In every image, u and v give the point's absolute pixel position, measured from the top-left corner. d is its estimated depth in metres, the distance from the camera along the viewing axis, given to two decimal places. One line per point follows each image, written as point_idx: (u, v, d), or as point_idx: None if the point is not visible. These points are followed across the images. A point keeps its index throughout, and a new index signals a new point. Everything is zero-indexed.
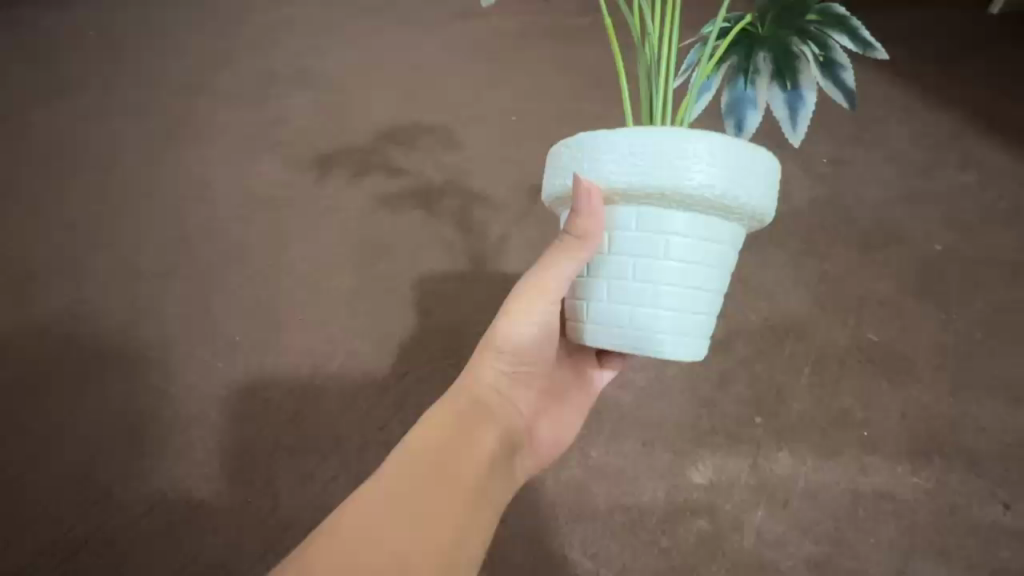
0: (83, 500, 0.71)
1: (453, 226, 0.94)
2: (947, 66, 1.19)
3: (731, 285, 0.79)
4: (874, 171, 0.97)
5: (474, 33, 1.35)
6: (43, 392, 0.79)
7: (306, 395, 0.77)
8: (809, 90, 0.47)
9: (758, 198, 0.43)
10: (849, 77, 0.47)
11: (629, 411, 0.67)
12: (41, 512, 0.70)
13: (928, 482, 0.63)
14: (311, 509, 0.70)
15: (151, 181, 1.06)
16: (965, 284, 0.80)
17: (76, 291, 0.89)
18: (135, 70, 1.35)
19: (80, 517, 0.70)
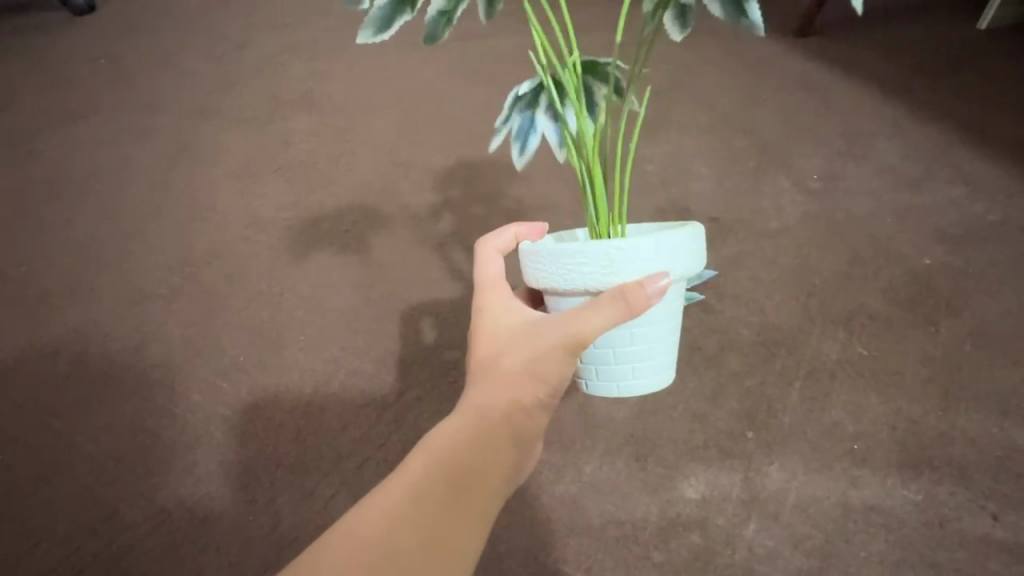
0: (89, 520, 0.71)
1: (454, 246, 0.97)
2: (934, 82, 1.21)
3: (722, 302, 0.82)
4: (864, 188, 0.99)
5: (474, 59, 1.40)
6: (54, 413, 0.81)
7: (307, 413, 0.79)
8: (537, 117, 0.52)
9: (693, 270, 0.50)
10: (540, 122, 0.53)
11: (622, 426, 0.69)
12: (46, 531, 0.70)
13: (918, 494, 0.62)
14: (305, 527, 0.70)
15: (159, 204, 1.10)
16: (954, 296, 0.81)
17: (85, 312, 0.92)
18: (143, 96, 1.40)
19: (84, 536, 0.70)
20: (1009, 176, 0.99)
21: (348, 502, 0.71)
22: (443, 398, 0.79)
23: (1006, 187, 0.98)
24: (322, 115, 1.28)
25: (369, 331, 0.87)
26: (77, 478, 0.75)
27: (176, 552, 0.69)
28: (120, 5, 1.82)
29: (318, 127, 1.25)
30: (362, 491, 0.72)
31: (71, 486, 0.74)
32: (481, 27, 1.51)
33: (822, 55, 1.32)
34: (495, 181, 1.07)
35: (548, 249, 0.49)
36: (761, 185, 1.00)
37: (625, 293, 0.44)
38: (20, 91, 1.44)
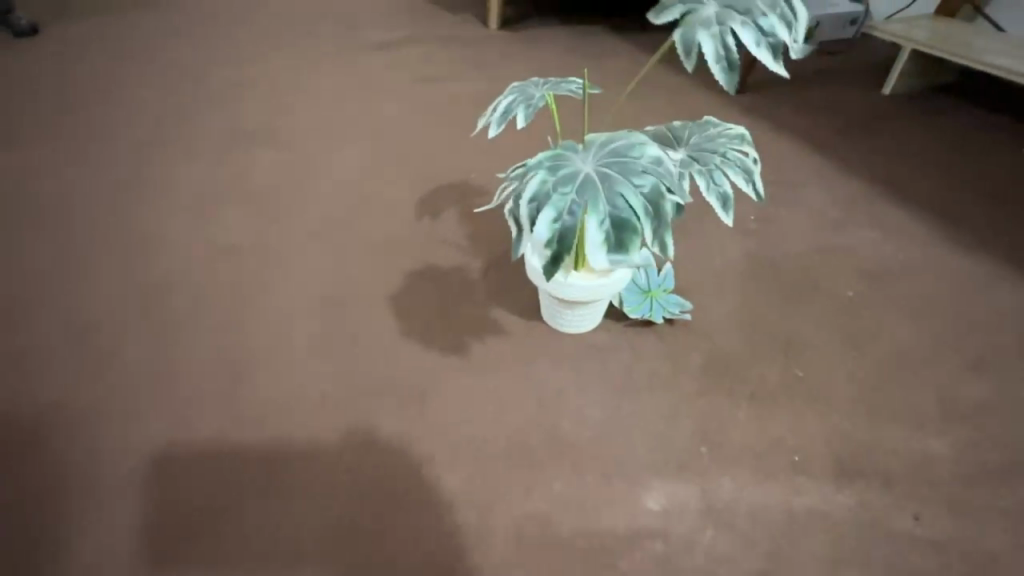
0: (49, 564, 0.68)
1: (418, 272, 0.98)
2: (846, 142, 1.39)
3: (677, 332, 0.89)
4: (795, 227, 1.10)
5: (437, 106, 1.51)
6: (10, 452, 0.76)
7: (277, 440, 0.77)
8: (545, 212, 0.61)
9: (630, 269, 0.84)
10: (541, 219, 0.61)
11: (587, 446, 0.74)
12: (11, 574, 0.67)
13: (854, 499, 0.68)
14: (275, 556, 0.68)
15: (114, 231, 1.07)
16: (874, 323, 0.91)
17: (37, 355, 0.87)
18: (88, 123, 1.37)
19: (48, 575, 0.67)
20: (911, 220, 1.14)
21: (317, 524, 0.70)
22: (404, 415, 0.78)
23: (909, 231, 1.11)
24: (282, 148, 1.32)
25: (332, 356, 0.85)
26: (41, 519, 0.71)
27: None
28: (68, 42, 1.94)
29: (281, 161, 1.28)
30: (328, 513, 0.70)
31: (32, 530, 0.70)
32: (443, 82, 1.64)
33: (752, 111, 1.49)
34: (461, 215, 1.12)
35: (565, 285, 0.79)
36: (711, 224, 1.10)
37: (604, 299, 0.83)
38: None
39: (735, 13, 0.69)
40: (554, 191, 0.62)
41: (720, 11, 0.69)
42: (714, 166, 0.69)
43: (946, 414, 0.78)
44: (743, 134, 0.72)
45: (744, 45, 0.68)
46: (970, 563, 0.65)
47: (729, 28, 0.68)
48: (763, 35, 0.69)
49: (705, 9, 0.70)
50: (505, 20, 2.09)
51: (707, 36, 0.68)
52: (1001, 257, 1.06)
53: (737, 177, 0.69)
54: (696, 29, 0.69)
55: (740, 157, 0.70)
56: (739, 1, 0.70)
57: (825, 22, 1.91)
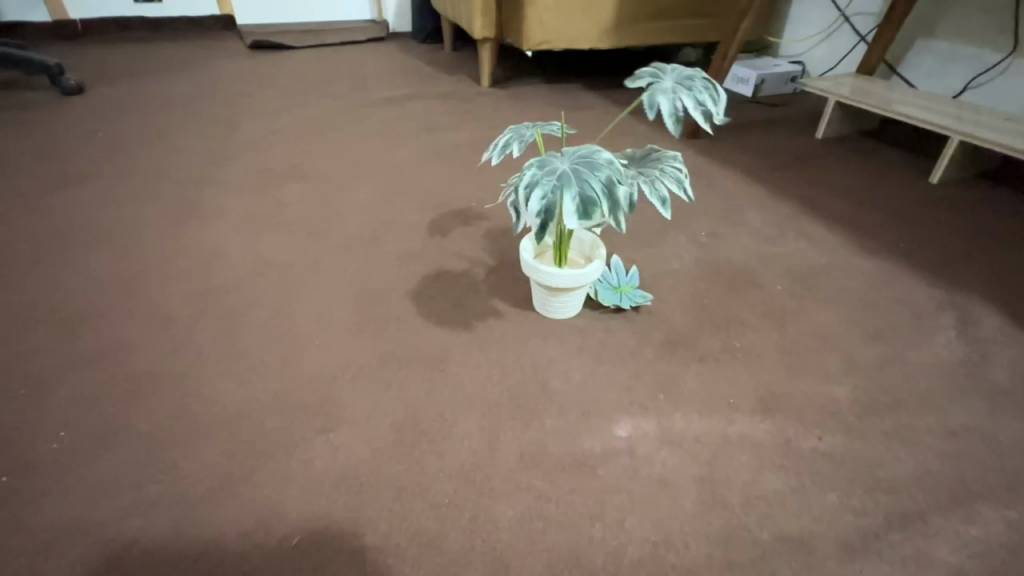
0: (131, 488, 0.78)
1: (433, 276, 1.21)
2: (783, 176, 1.67)
3: (642, 317, 1.11)
4: (737, 241, 1.35)
5: (440, 150, 1.79)
6: (95, 407, 0.89)
7: (324, 392, 0.93)
8: (531, 194, 0.76)
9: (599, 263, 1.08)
10: (529, 199, 0.76)
11: (571, 394, 0.94)
12: (98, 496, 0.77)
13: (774, 428, 0.89)
14: (328, 473, 0.81)
15: (175, 246, 1.28)
16: (797, 307, 1.14)
17: (114, 332, 1.04)
18: (144, 168, 1.62)
19: (130, 496, 0.77)
20: (831, 232, 1.39)
21: (356, 443, 0.85)
22: (425, 374, 0.98)
23: (831, 240, 1.36)
24: (311, 184, 1.57)
25: (366, 333, 1.06)
26: (124, 456, 0.82)
27: (208, 504, 0.76)
28: (109, 96, 2.18)
29: (311, 195, 1.51)
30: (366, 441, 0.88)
31: (116, 464, 0.81)
32: (445, 132, 1.91)
33: (703, 156, 1.79)
34: (466, 234, 1.36)
35: (555, 276, 1.01)
36: (669, 240, 1.35)
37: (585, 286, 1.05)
38: (52, 149, 1.72)
39: (684, 88, 0.90)
40: (541, 177, 0.76)
41: (674, 85, 0.91)
42: (656, 176, 0.90)
43: (850, 369, 1.00)
44: (676, 156, 0.95)
45: (656, 87, 0.91)
46: (867, 465, 0.84)
47: (679, 97, 0.89)
48: (700, 104, 0.90)
49: (664, 82, 0.91)
50: (496, 82, 2.42)
51: (664, 95, 0.89)
52: (905, 256, 1.30)
53: (674, 184, 0.91)
54: (657, 93, 0.90)
55: (675, 169, 0.92)
56: (688, 81, 0.92)
57: (770, 79, 2.27)
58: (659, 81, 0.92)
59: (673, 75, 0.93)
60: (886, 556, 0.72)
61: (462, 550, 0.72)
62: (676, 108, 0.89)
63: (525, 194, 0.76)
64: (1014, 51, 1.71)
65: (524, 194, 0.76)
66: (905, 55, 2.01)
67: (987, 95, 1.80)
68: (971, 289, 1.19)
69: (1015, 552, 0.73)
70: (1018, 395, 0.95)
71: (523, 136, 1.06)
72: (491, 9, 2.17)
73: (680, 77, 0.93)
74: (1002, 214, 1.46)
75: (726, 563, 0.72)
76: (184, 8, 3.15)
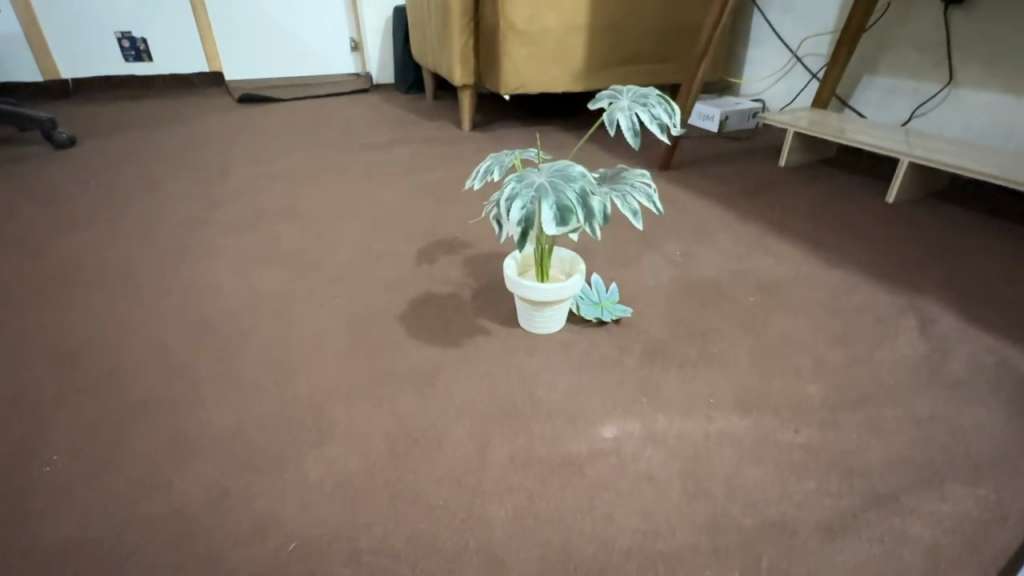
0: (128, 505, 0.79)
1: (421, 300, 1.26)
2: (750, 201, 1.77)
3: (623, 329, 1.16)
4: (709, 259, 1.42)
5: (425, 188, 1.87)
6: (92, 433, 0.91)
7: (317, 408, 0.96)
8: (513, 205, 0.83)
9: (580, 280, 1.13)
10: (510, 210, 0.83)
11: (558, 401, 0.97)
12: (96, 513, 0.78)
13: (752, 424, 0.93)
14: (323, 482, 0.83)
15: (169, 282, 1.32)
16: (769, 315, 1.21)
17: (110, 362, 1.06)
18: (138, 213, 1.67)
19: (128, 512, 0.78)
20: (797, 248, 1.48)
21: (349, 455, 0.87)
22: (415, 388, 1.00)
23: (797, 255, 1.44)
24: (301, 221, 1.63)
25: (358, 355, 1.09)
26: (121, 476, 0.84)
27: (206, 516, 0.78)
28: (102, 149, 2.25)
29: (301, 230, 1.57)
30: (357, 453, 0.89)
31: (113, 483, 0.82)
32: (429, 171, 2.00)
33: (675, 185, 1.90)
34: (452, 261, 1.42)
35: (535, 286, 1.06)
36: (645, 261, 1.42)
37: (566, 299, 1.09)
38: (46, 197, 1.77)
39: (639, 104, 1.02)
40: (521, 190, 0.84)
41: (630, 103, 1.02)
42: (626, 191, 0.98)
43: (821, 368, 1.05)
44: (646, 177, 1.03)
45: (616, 105, 1.02)
46: (842, 453, 0.88)
47: (635, 113, 1.01)
48: (655, 118, 1.01)
49: (622, 101, 1.03)
50: (476, 126, 2.55)
51: (622, 113, 1.00)
52: (866, 267, 1.38)
53: (644, 200, 0.98)
54: (615, 111, 1.01)
55: (646, 188, 1.00)
56: (643, 98, 1.04)
57: (733, 116, 2.42)
58: (617, 100, 1.03)
59: (629, 95, 1.05)
60: (864, 535, 0.76)
61: (457, 549, 0.74)
62: (633, 122, 1.00)
63: (506, 206, 0.84)
64: (951, 82, 1.87)
65: (506, 206, 0.84)
66: (853, 90, 2.18)
67: (931, 121, 1.95)
68: (929, 294, 1.26)
69: (984, 526, 0.77)
70: (978, 385, 1.00)
71: (504, 162, 1.12)
72: (470, 59, 2.31)
73: (635, 97, 1.05)
74: (953, 227, 1.57)
75: (712, 549, 0.74)
76: (174, 67, 3.28)
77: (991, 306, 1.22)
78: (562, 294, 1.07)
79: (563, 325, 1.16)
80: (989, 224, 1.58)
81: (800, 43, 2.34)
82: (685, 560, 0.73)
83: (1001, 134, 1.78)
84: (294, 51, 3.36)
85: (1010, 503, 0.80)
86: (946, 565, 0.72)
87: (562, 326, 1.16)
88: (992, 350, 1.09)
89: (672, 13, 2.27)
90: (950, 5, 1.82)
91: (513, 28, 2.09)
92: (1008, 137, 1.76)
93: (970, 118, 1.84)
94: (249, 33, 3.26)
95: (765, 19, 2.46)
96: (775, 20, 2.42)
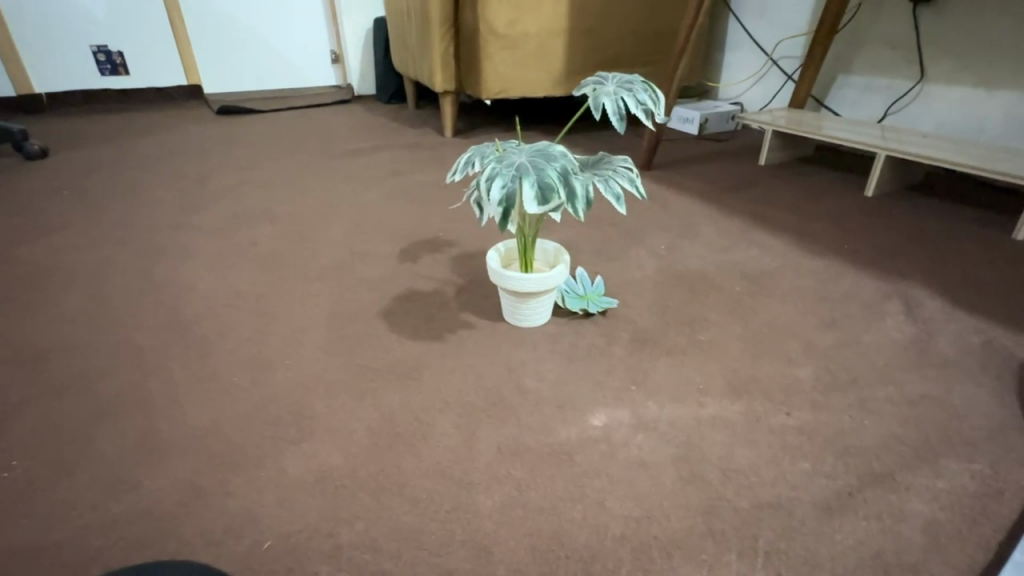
0: (92, 508, 0.75)
1: (404, 296, 1.23)
2: (733, 197, 1.77)
3: (610, 319, 1.14)
4: (695, 252, 1.42)
5: (407, 190, 1.85)
6: (56, 435, 0.86)
7: (296, 405, 0.92)
8: (494, 183, 0.82)
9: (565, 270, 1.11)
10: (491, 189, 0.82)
11: (546, 391, 0.95)
12: (57, 518, 0.73)
13: (744, 408, 0.92)
14: (301, 478, 0.79)
15: (142, 285, 1.27)
16: (756, 303, 1.20)
17: (78, 365, 1.01)
18: (111, 219, 1.62)
19: (92, 515, 0.74)
20: (781, 239, 1.48)
21: (329, 450, 0.83)
22: (397, 383, 0.97)
23: (781, 246, 1.44)
24: (281, 224, 1.59)
25: (339, 352, 1.05)
26: (85, 479, 0.79)
27: (176, 518, 0.73)
28: (75, 159, 2.20)
29: (281, 233, 1.54)
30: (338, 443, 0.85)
31: (77, 486, 0.78)
32: (412, 175, 1.98)
33: (658, 184, 1.90)
34: (435, 259, 1.40)
35: (519, 276, 1.04)
36: (631, 254, 1.41)
37: (551, 289, 1.07)
38: (16, 206, 1.71)
39: (625, 90, 1.01)
40: (501, 170, 0.83)
41: (616, 88, 1.01)
42: (608, 176, 0.97)
43: (810, 353, 1.04)
44: (626, 162, 1.02)
45: (600, 89, 1.01)
46: (836, 434, 0.86)
47: (621, 97, 1.00)
48: (640, 103, 1.00)
49: (607, 86, 1.02)
50: (458, 133, 2.54)
51: (608, 97, 0.99)
52: (849, 256, 1.38)
53: (626, 183, 0.97)
54: (601, 95, 1.00)
55: (626, 171, 0.99)
56: (628, 83, 1.03)
57: (712, 119, 2.44)
58: (602, 86, 1.02)
59: (614, 81, 1.04)
60: (862, 513, 0.74)
61: (443, 541, 0.71)
62: (619, 107, 0.99)
63: (487, 186, 0.83)
64: (923, 78, 1.91)
65: (487, 185, 0.82)
66: (829, 90, 2.22)
67: (905, 118, 1.99)
68: (912, 279, 1.27)
69: (982, 500, 0.75)
70: (966, 364, 1.00)
71: (485, 153, 1.04)
72: (451, 64, 2.31)
73: (621, 83, 1.04)
74: (932, 217, 1.58)
75: (708, 532, 0.72)
76: (151, 80, 3.24)
77: (974, 289, 1.22)
78: (547, 284, 1.05)
79: (548, 318, 1.13)
80: (966, 214, 1.60)
81: (775, 45, 2.39)
82: (680, 545, 0.70)
83: (973, 127, 1.81)
84: (274, 63, 3.35)
85: (1005, 476, 0.79)
86: (946, 540, 0.70)
87: (547, 319, 1.13)
88: (978, 331, 1.09)
89: (649, 18, 2.30)
90: (918, 5, 1.87)
91: (493, 32, 2.10)
92: (980, 130, 1.80)
93: (943, 113, 1.88)
94: (228, 45, 3.24)
95: (740, 24, 2.51)
96: (750, 24, 2.47)
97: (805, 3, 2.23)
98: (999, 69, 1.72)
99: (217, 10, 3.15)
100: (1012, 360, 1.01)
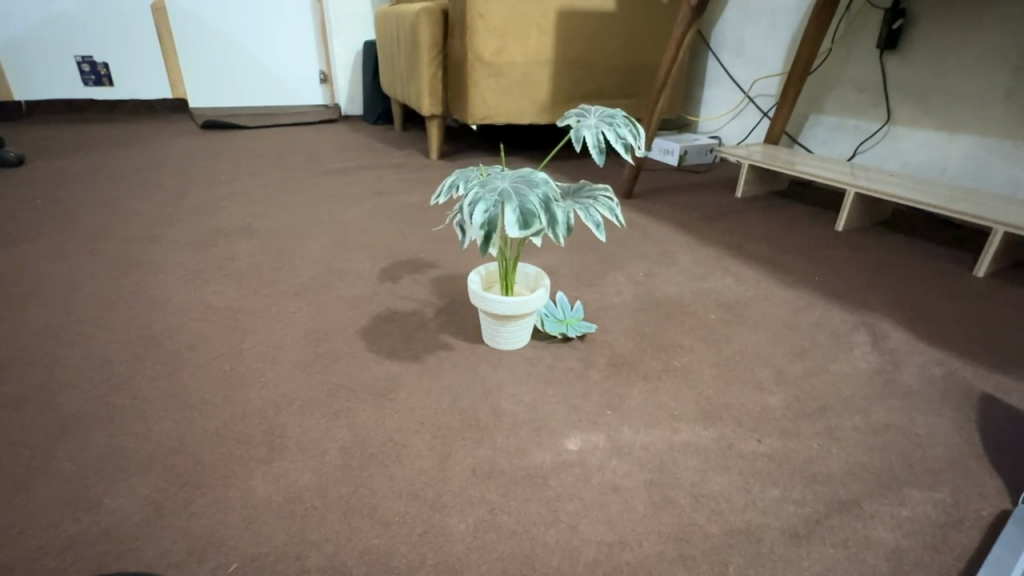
0: (47, 527, 0.72)
1: (382, 316, 1.23)
2: (710, 226, 1.82)
3: (587, 344, 1.15)
4: (672, 279, 1.45)
5: (391, 210, 1.86)
6: (13, 451, 0.83)
7: (267, 423, 0.90)
8: (478, 209, 0.83)
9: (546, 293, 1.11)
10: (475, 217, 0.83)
11: (521, 414, 0.95)
12: (9, 537, 0.71)
13: (715, 434, 0.93)
14: (271, 498, 0.77)
15: (114, 298, 1.25)
16: (727, 330, 1.22)
17: (40, 379, 0.98)
18: (86, 230, 1.59)
19: (47, 535, 0.71)
20: (755, 269, 1.52)
21: (300, 470, 0.82)
22: (372, 403, 0.96)
23: (755, 276, 1.48)
24: (261, 239, 1.59)
25: (315, 371, 1.04)
26: (42, 496, 0.76)
27: (136, 538, 0.71)
28: (51, 168, 2.17)
29: (261, 249, 1.53)
30: (311, 461, 0.84)
31: (32, 504, 0.75)
32: (396, 195, 2.00)
33: (637, 211, 1.95)
34: (415, 279, 1.40)
35: (499, 299, 1.04)
36: (609, 280, 1.43)
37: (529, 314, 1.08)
38: None
39: (606, 123, 1.04)
40: (484, 195, 0.84)
41: (598, 121, 1.04)
42: (587, 205, 0.99)
43: (781, 381, 1.06)
44: (605, 189, 1.04)
45: (578, 123, 1.05)
46: (804, 461, 0.88)
47: (602, 131, 1.03)
48: (620, 137, 1.03)
49: (589, 120, 1.05)
50: (444, 155, 2.57)
51: (589, 130, 1.02)
52: (819, 287, 1.42)
53: (603, 211, 0.99)
54: (582, 128, 1.03)
55: (604, 200, 1.01)
56: (609, 118, 1.06)
57: (691, 151, 2.51)
58: (584, 118, 1.06)
59: (596, 114, 1.08)
60: (828, 540, 0.75)
61: (413, 564, 0.70)
62: (599, 140, 1.02)
63: (472, 211, 0.84)
64: (888, 120, 2.00)
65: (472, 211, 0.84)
66: (802, 128, 2.31)
67: (874, 157, 2.07)
68: (879, 311, 1.31)
69: (943, 528, 0.77)
70: (929, 395, 1.03)
71: (469, 177, 1.06)
72: (439, 89, 2.35)
73: (602, 116, 1.07)
74: (899, 253, 1.64)
75: (679, 558, 0.72)
76: (136, 92, 3.23)
77: (937, 322, 1.27)
78: (525, 309, 1.05)
79: (526, 341, 1.14)
80: (930, 250, 1.67)
81: (751, 84, 2.48)
82: (650, 569, 0.71)
83: (937, 168, 1.90)
84: (261, 80, 3.36)
85: (965, 505, 0.81)
86: (908, 568, 0.72)
87: (525, 342, 1.14)
88: (940, 363, 1.13)
89: (631, 54, 2.39)
90: (884, 51, 1.97)
91: (480, 60, 2.15)
92: (943, 171, 1.88)
93: (908, 154, 1.97)
94: (217, 61, 3.26)
95: (719, 62, 2.61)
96: (728, 63, 2.57)
97: (779, 45, 2.33)
98: (958, 114, 1.82)
99: (208, 27, 3.16)
100: (972, 391, 1.04)
